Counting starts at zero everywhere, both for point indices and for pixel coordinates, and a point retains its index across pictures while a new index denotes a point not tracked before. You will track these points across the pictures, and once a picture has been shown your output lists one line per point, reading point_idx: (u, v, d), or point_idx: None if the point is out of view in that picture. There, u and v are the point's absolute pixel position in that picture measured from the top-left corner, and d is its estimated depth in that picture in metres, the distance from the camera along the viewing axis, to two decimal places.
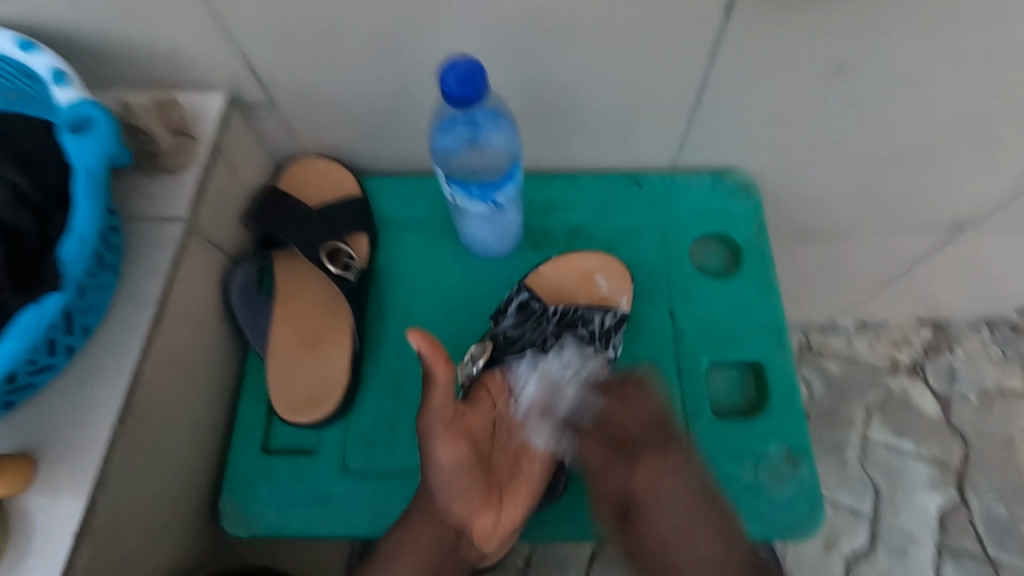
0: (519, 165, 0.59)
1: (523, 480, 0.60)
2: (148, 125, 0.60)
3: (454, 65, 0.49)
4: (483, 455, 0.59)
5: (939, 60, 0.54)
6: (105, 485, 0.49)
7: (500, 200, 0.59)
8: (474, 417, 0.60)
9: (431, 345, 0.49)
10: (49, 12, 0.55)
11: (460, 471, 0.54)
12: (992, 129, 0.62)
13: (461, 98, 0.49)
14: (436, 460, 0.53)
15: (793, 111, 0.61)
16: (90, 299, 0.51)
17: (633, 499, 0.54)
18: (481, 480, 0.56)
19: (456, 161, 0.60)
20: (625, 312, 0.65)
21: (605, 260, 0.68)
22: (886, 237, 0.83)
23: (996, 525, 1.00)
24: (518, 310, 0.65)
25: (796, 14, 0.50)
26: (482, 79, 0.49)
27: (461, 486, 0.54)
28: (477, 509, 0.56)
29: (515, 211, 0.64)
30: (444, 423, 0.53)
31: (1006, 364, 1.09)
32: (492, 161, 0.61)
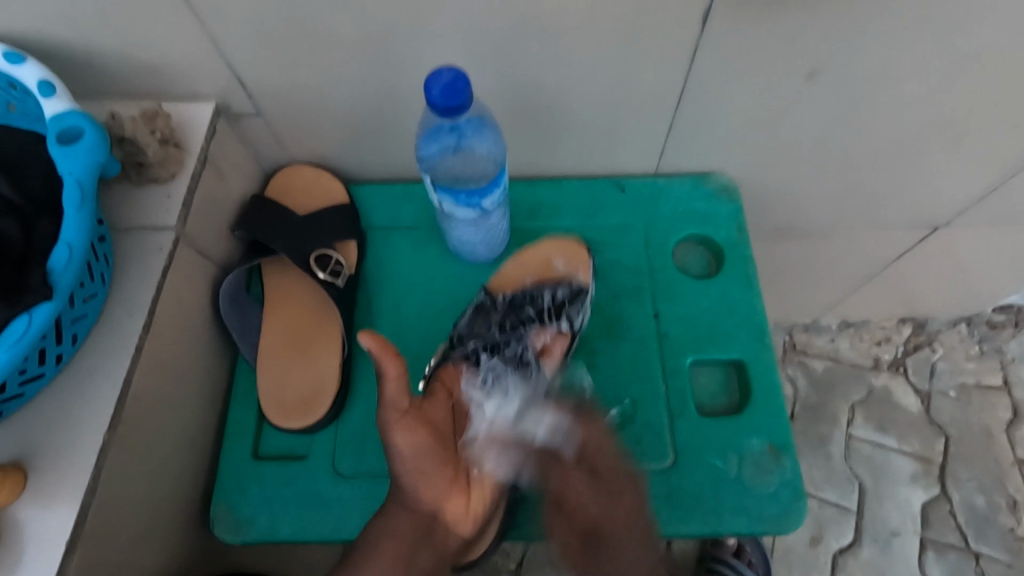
0: (504, 171, 0.60)
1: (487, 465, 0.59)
2: (133, 133, 0.58)
3: (438, 75, 0.50)
4: (447, 444, 0.58)
5: (909, 64, 0.56)
6: (97, 491, 0.49)
7: (486, 206, 0.60)
8: (433, 406, 0.59)
9: (380, 342, 0.49)
10: (35, 22, 0.55)
11: (422, 457, 0.54)
12: (962, 130, 0.64)
13: (448, 108, 0.50)
14: (397, 451, 0.54)
15: (771, 113, 0.63)
16: (80, 308, 0.52)
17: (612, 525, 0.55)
18: (444, 464, 0.56)
19: (441, 169, 0.61)
20: (578, 285, 0.66)
21: (564, 243, 0.69)
22: (864, 237, 0.86)
23: (977, 516, 1.02)
24: (474, 309, 0.67)
25: (771, 19, 0.52)
26: (466, 86, 0.50)
27: (425, 472, 0.55)
28: (443, 494, 0.57)
29: (502, 214, 0.65)
30: (399, 413, 0.53)
31: (983, 359, 1.12)
32: (477, 168, 0.62)
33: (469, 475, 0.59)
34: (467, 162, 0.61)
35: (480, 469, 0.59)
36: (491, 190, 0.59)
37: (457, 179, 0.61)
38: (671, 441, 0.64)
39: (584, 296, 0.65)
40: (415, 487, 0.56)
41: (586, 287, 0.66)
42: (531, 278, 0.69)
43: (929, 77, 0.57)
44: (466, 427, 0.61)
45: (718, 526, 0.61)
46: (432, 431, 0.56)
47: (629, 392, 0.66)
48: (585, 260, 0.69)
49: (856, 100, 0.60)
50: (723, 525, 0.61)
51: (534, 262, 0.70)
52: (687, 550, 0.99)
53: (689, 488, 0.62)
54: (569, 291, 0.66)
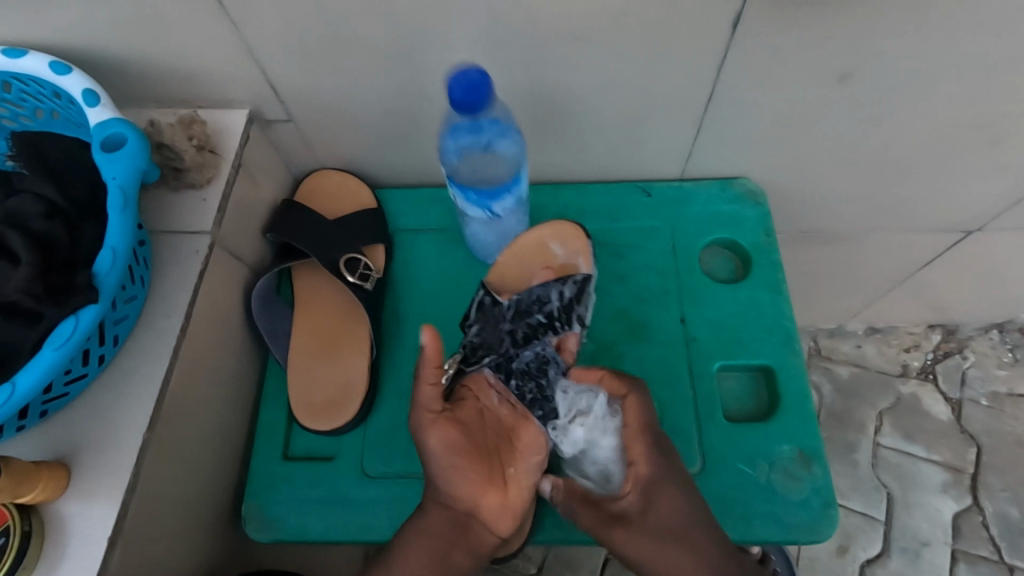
0: (520, 177, 0.61)
1: (521, 457, 0.59)
2: (172, 139, 0.60)
3: (464, 72, 0.50)
4: (479, 442, 0.58)
5: (942, 66, 0.55)
6: (137, 488, 0.50)
7: (498, 207, 0.62)
8: (463, 410, 0.59)
9: (438, 343, 0.54)
10: (81, 31, 0.57)
11: (455, 453, 0.55)
12: (1000, 134, 0.63)
13: (465, 105, 0.51)
14: (430, 451, 0.55)
15: (803, 116, 0.62)
16: (122, 310, 0.53)
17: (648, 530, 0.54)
18: (476, 463, 0.56)
19: (462, 160, 0.62)
20: (583, 278, 0.65)
21: (553, 225, 0.68)
22: (895, 241, 0.84)
23: (1011, 529, 1.00)
24: (481, 315, 0.65)
25: (802, 23, 0.51)
26: (488, 89, 0.51)
27: (457, 471, 0.55)
28: (478, 491, 0.56)
29: (516, 216, 0.66)
30: (432, 412, 0.56)
31: (1016, 367, 1.09)
32: (497, 163, 0.62)
33: (505, 471, 0.58)
34: (489, 157, 0.62)
35: (517, 464, 0.58)
36: (502, 194, 0.60)
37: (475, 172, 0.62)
38: (698, 446, 0.64)
39: (589, 285, 0.65)
40: (453, 487, 0.55)
41: (590, 275, 0.65)
42: (533, 269, 0.68)
43: (965, 79, 0.56)
44: (499, 427, 0.60)
45: (748, 533, 0.60)
46: (465, 430, 0.57)
47: (655, 396, 0.65)
48: (584, 243, 0.68)
49: (887, 103, 0.60)
50: (752, 532, 0.60)
51: (535, 247, 0.68)
52: None
53: (717, 494, 0.62)
54: (575, 286, 0.64)
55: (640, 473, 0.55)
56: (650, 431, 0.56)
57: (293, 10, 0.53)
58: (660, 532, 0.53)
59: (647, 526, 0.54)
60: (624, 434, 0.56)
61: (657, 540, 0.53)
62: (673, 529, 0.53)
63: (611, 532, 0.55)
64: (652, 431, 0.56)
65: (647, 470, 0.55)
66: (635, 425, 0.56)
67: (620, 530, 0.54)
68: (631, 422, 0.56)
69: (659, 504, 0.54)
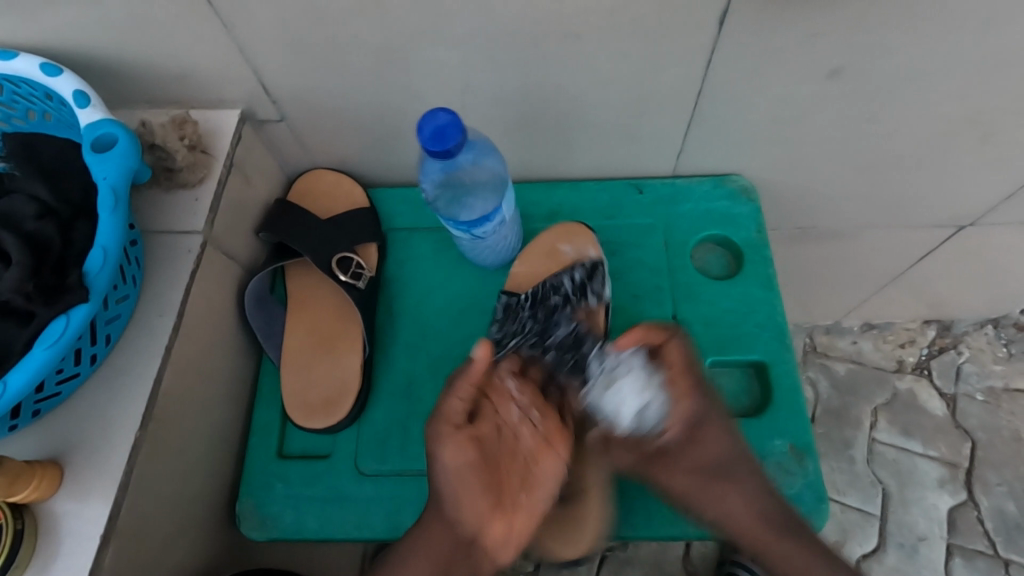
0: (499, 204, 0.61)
1: (535, 484, 0.55)
2: (163, 139, 0.61)
3: (434, 116, 0.51)
4: (495, 462, 0.55)
5: (932, 62, 0.55)
6: (130, 487, 0.51)
7: (476, 233, 0.62)
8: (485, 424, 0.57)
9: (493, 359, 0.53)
10: (71, 32, 0.57)
11: (468, 472, 0.53)
12: (991, 129, 0.63)
13: (437, 151, 0.52)
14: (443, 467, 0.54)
15: (792, 113, 0.62)
16: (114, 310, 0.54)
17: (701, 469, 0.56)
18: (488, 484, 0.54)
19: (442, 190, 0.63)
20: (593, 260, 0.66)
21: (563, 228, 0.70)
22: (888, 238, 0.84)
23: (1007, 523, 1.00)
24: (502, 312, 0.67)
25: (789, 21, 0.51)
26: (458, 131, 0.51)
27: (466, 490, 0.53)
28: (484, 515, 0.53)
29: (504, 236, 0.66)
30: (450, 425, 0.54)
31: (1011, 362, 1.09)
32: (480, 185, 0.63)
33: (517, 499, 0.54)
34: (471, 181, 0.63)
35: (529, 492, 0.54)
36: (482, 222, 0.61)
37: (459, 199, 0.63)
38: None
39: (600, 265, 0.66)
40: (464, 508, 0.53)
41: (600, 261, 0.66)
42: (544, 272, 0.69)
43: (954, 75, 0.56)
44: (516, 448, 0.57)
45: None
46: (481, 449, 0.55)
47: None
48: (590, 236, 0.69)
49: (877, 99, 0.60)
50: None
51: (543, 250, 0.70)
52: (707, 554, 1.02)
53: None
54: (588, 267, 0.66)
55: (685, 410, 0.55)
56: (690, 371, 0.56)
57: (283, 10, 0.53)
58: (707, 468, 0.56)
59: (700, 465, 0.56)
60: (667, 376, 0.56)
61: (702, 474, 0.56)
62: (715, 464, 0.57)
63: (655, 470, 0.57)
64: (693, 375, 0.56)
65: (687, 407, 0.55)
66: (673, 367, 0.56)
67: (666, 463, 0.57)
68: (673, 366, 0.56)
69: (702, 439, 0.56)
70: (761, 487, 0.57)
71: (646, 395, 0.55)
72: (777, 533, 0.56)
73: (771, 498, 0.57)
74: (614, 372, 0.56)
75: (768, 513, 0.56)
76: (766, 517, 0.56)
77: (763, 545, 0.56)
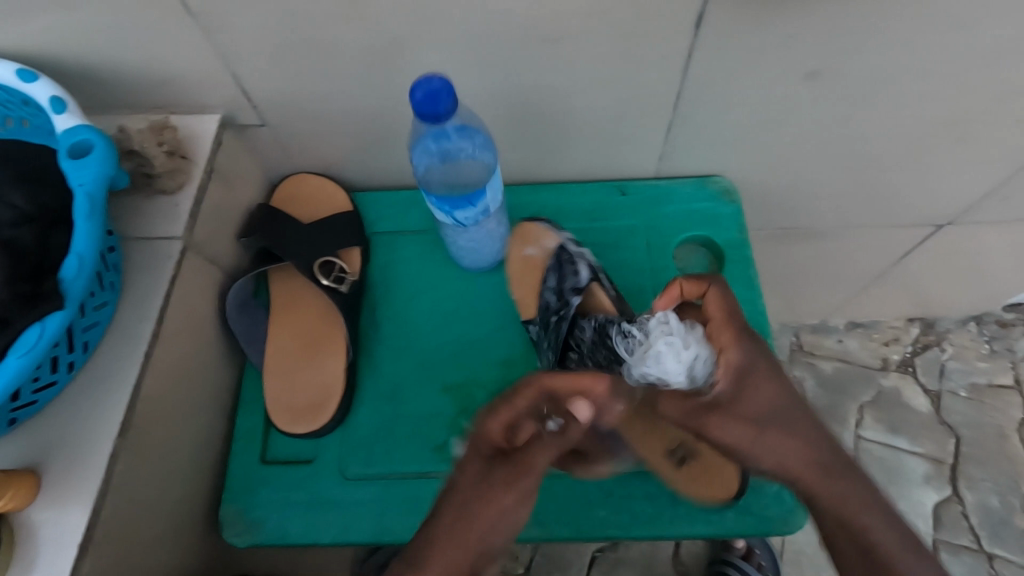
0: (485, 192, 0.60)
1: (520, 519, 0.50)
2: (141, 145, 0.60)
3: (428, 81, 0.51)
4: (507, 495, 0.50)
5: (907, 63, 0.56)
6: (108, 494, 0.50)
7: (458, 217, 0.61)
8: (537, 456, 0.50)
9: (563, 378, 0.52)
10: (47, 38, 0.56)
11: (523, 506, 0.50)
12: (966, 129, 0.64)
13: (427, 113, 0.51)
14: (495, 507, 0.49)
15: (771, 114, 0.63)
16: (91, 316, 0.53)
17: (756, 423, 0.51)
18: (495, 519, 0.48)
19: (432, 171, 0.62)
20: (558, 251, 0.67)
21: (517, 236, 0.71)
22: (870, 237, 0.85)
23: (992, 518, 1.01)
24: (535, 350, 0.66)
25: (764, 24, 0.52)
26: (449, 98, 0.51)
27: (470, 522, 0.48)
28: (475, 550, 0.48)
29: (487, 232, 0.66)
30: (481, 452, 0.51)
31: (994, 358, 1.10)
32: (470, 174, 0.62)
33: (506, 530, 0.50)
34: (461, 168, 0.62)
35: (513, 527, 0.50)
36: (464, 206, 0.60)
37: (447, 184, 0.62)
38: None
39: (567, 251, 0.67)
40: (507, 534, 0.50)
41: (562, 245, 0.68)
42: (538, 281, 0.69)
43: (928, 76, 0.57)
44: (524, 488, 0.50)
45: (724, 527, 0.60)
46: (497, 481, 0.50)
47: None
48: (538, 228, 0.70)
49: (854, 100, 0.60)
50: (727, 526, 0.60)
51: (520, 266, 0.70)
52: (697, 553, 1.03)
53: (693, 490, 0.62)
54: (554, 262, 0.67)
55: (732, 360, 0.50)
56: (729, 321, 0.51)
57: (261, 15, 0.53)
58: (758, 419, 0.51)
59: (754, 421, 0.51)
60: (707, 329, 0.51)
61: (754, 425, 0.51)
62: (767, 416, 0.51)
63: (705, 424, 0.51)
64: (735, 321, 0.51)
65: (735, 359, 0.50)
66: (717, 319, 0.51)
67: (718, 418, 0.50)
68: (714, 315, 0.51)
69: (750, 389, 0.51)
70: (810, 433, 0.52)
71: (686, 352, 0.49)
72: (827, 477, 0.51)
73: (822, 446, 0.52)
74: (652, 336, 0.50)
75: (821, 460, 0.52)
76: (818, 464, 0.51)
77: (812, 490, 0.52)
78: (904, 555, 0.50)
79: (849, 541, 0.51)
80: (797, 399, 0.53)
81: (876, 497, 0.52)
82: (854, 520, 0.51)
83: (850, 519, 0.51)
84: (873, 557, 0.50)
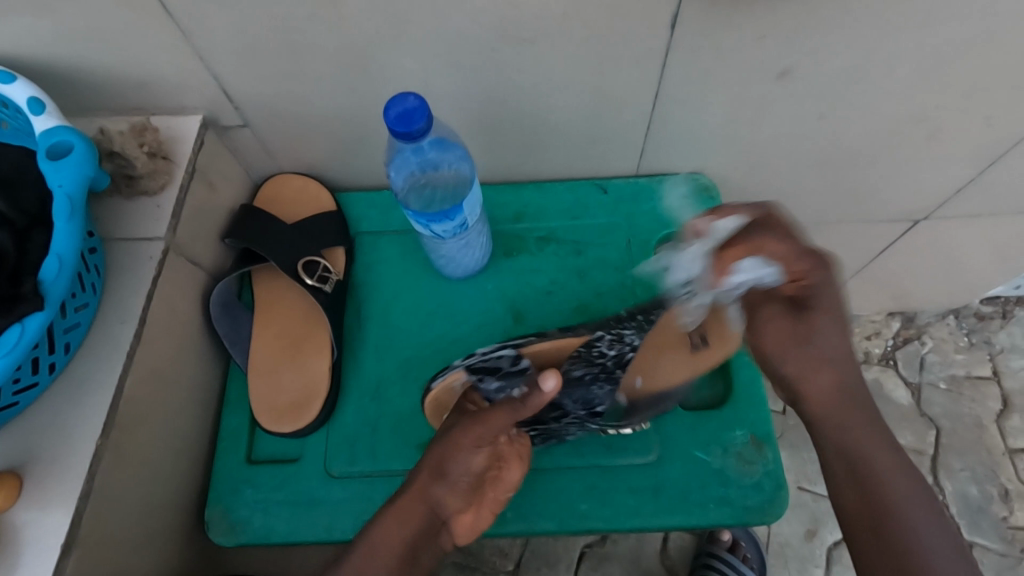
0: (462, 209, 0.59)
1: (466, 468, 0.55)
2: (122, 147, 0.60)
3: (403, 99, 0.51)
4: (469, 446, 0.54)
5: (876, 62, 0.57)
6: (91, 495, 0.50)
7: (436, 230, 0.61)
8: (496, 414, 0.54)
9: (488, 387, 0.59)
10: (24, 41, 0.56)
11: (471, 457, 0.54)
12: (936, 126, 0.65)
13: (401, 132, 0.52)
14: (447, 455, 0.54)
15: (747, 113, 0.64)
16: (72, 318, 0.54)
17: (804, 339, 0.52)
18: (446, 463, 0.54)
19: (409, 184, 0.63)
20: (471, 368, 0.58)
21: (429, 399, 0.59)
22: (848, 232, 0.87)
23: (970, 507, 1.03)
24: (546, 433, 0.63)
25: (737, 22, 0.53)
26: (423, 118, 0.51)
27: (432, 461, 0.55)
28: (427, 488, 0.55)
29: (465, 242, 0.65)
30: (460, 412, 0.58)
31: (973, 351, 1.13)
32: (448, 185, 0.63)
33: (459, 479, 0.55)
34: (438, 178, 0.63)
35: (466, 475, 0.55)
36: (441, 220, 0.59)
37: (425, 197, 0.63)
38: (656, 437, 0.64)
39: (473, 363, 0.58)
40: (462, 486, 0.55)
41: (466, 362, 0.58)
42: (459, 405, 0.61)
43: (898, 72, 0.58)
44: (479, 440, 0.54)
45: (704, 518, 0.61)
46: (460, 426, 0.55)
47: None
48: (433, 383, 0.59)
49: (825, 97, 0.62)
50: (707, 517, 0.61)
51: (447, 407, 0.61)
52: (684, 547, 1.04)
53: (674, 481, 0.63)
54: (478, 377, 0.58)
55: (806, 284, 0.50)
56: (801, 254, 0.50)
57: (239, 16, 0.53)
58: (812, 332, 0.52)
59: (800, 340, 0.52)
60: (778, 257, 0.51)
61: (802, 336, 0.52)
62: (821, 340, 0.51)
63: (758, 307, 0.54)
64: (806, 253, 0.50)
65: (817, 281, 0.50)
66: (785, 256, 0.50)
67: (766, 319, 0.53)
68: (781, 246, 0.50)
69: (817, 310, 0.51)
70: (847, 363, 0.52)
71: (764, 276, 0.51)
72: (849, 403, 0.52)
73: (849, 384, 0.52)
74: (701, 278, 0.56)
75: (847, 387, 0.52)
76: (843, 398, 0.52)
77: (821, 416, 0.53)
78: (906, 494, 0.50)
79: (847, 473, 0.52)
80: (846, 345, 0.52)
81: (880, 430, 0.52)
82: (859, 449, 0.52)
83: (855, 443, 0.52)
84: (871, 490, 0.51)
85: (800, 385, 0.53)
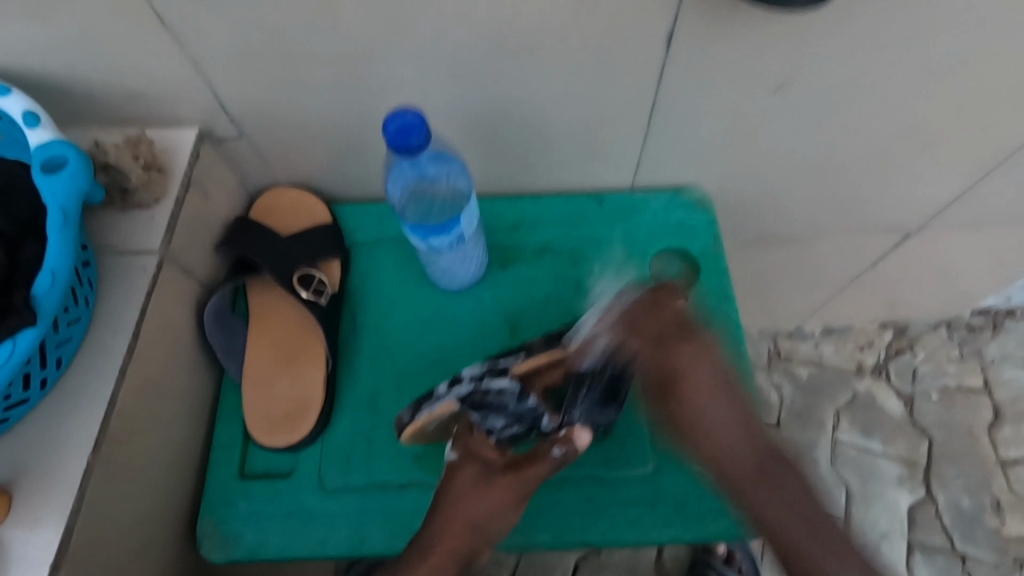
0: (459, 222, 0.60)
1: (497, 519, 0.58)
2: (117, 159, 0.60)
3: (401, 116, 0.51)
4: (504, 501, 0.57)
5: (867, 77, 0.58)
6: (82, 511, 0.50)
7: (432, 242, 0.61)
8: (536, 469, 0.58)
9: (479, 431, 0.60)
10: (18, 52, 0.56)
11: (507, 512, 0.58)
12: (927, 142, 0.66)
13: (399, 147, 0.52)
14: (479, 513, 0.57)
15: (740, 126, 0.65)
16: (65, 332, 0.53)
17: (668, 375, 0.59)
18: (479, 516, 0.57)
19: (407, 195, 0.63)
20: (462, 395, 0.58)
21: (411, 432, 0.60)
22: (841, 244, 0.87)
23: (964, 517, 1.04)
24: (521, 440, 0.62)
25: (731, 36, 0.54)
26: (421, 134, 0.52)
27: (464, 515, 0.57)
28: (457, 537, 0.56)
29: (463, 255, 0.65)
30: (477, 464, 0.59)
31: (964, 361, 1.14)
32: (445, 198, 0.63)
33: (491, 528, 0.57)
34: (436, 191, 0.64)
35: (495, 525, 0.58)
36: (438, 233, 0.60)
37: (422, 207, 0.63)
38: (652, 449, 0.64)
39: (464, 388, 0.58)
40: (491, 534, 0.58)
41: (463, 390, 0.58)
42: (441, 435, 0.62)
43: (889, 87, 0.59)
44: (512, 495, 0.58)
45: (702, 531, 0.61)
46: (491, 482, 0.58)
47: None
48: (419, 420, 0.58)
49: (818, 110, 0.62)
50: (705, 530, 0.61)
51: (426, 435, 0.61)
52: (679, 558, 1.04)
53: (672, 494, 0.62)
54: (482, 415, 0.59)
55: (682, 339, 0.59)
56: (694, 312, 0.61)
57: (237, 27, 0.53)
58: (700, 388, 0.58)
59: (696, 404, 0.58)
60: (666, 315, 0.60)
61: (698, 388, 0.58)
62: (703, 389, 0.59)
63: (661, 351, 0.59)
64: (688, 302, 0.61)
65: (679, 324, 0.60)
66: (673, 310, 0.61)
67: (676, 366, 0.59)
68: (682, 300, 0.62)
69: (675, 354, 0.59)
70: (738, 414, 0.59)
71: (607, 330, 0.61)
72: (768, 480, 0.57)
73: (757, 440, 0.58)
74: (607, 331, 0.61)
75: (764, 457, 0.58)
76: (771, 472, 0.57)
77: (742, 486, 0.57)
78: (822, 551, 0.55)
79: (753, 460, 0.58)
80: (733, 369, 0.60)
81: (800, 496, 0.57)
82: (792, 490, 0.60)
83: (729, 397, 0.59)
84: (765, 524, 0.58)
85: (701, 444, 0.59)
